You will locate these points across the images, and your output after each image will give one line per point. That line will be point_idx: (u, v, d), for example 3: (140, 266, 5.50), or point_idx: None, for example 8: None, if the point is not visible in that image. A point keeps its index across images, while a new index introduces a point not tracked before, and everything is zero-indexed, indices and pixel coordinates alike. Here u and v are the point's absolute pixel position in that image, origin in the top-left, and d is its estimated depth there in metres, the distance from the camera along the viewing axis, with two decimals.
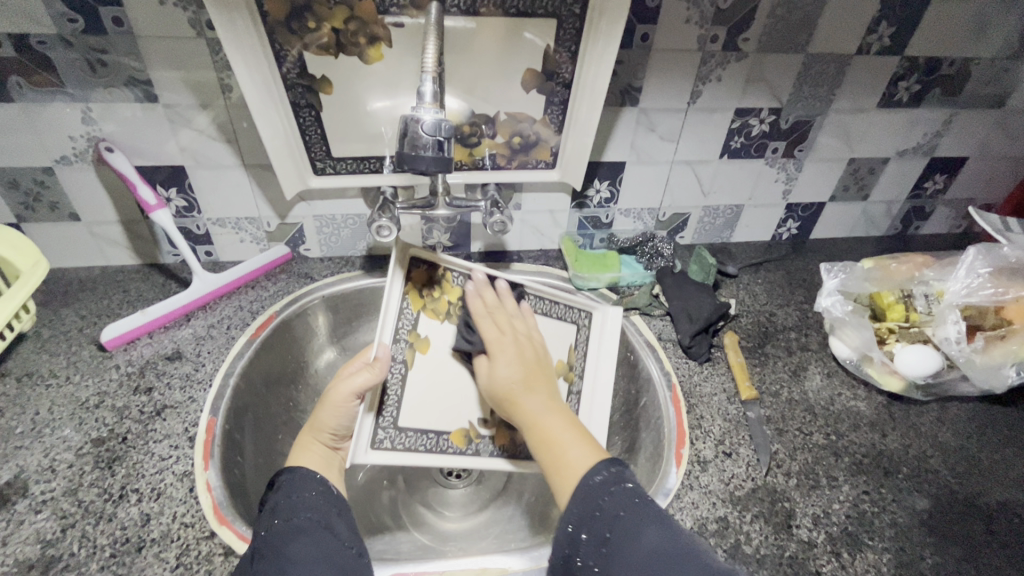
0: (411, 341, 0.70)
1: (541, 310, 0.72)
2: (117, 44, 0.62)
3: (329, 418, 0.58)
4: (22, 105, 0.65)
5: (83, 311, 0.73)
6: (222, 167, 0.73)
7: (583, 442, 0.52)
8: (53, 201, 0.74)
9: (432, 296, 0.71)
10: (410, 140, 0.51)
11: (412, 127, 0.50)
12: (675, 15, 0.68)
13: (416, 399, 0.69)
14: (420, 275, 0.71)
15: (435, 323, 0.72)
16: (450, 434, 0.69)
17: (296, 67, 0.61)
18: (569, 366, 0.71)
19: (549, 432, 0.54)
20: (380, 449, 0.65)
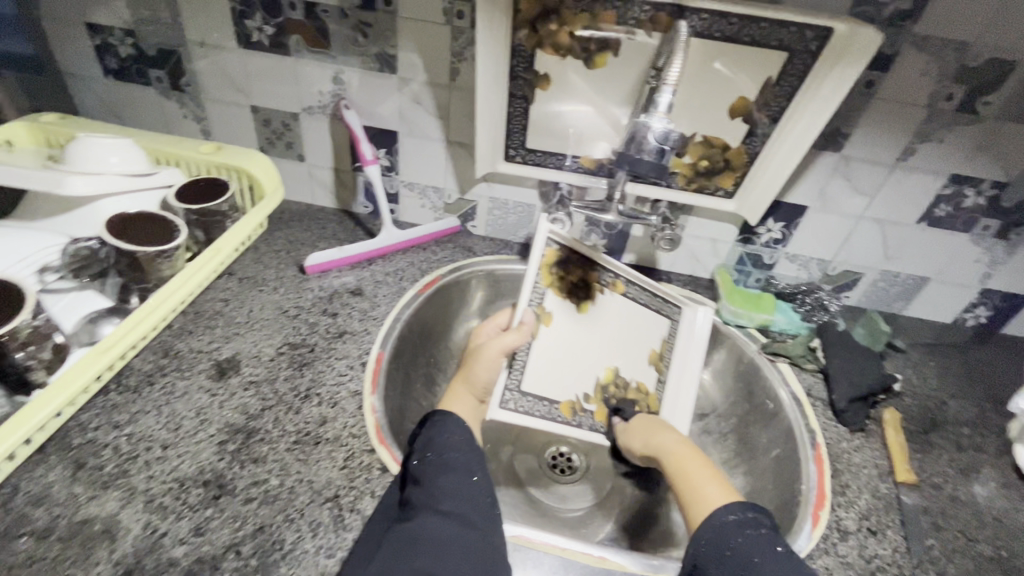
0: (537, 312, 0.73)
1: (645, 302, 0.75)
2: (381, 20, 0.72)
3: (482, 373, 0.62)
4: (294, 59, 0.78)
5: (290, 236, 0.86)
6: (428, 139, 0.82)
7: (715, 481, 0.52)
8: (290, 141, 0.87)
9: (560, 276, 0.75)
10: (636, 144, 0.55)
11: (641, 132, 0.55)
12: (913, 66, 0.64)
13: (538, 368, 0.72)
14: (555, 254, 0.74)
15: (560, 299, 0.75)
16: (562, 406, 0.72)
17: (524, 62, 0.67)
18: (661, 358, 0.74)
19: (688, 473, 0.55)
20: (505, 408, 0.69)
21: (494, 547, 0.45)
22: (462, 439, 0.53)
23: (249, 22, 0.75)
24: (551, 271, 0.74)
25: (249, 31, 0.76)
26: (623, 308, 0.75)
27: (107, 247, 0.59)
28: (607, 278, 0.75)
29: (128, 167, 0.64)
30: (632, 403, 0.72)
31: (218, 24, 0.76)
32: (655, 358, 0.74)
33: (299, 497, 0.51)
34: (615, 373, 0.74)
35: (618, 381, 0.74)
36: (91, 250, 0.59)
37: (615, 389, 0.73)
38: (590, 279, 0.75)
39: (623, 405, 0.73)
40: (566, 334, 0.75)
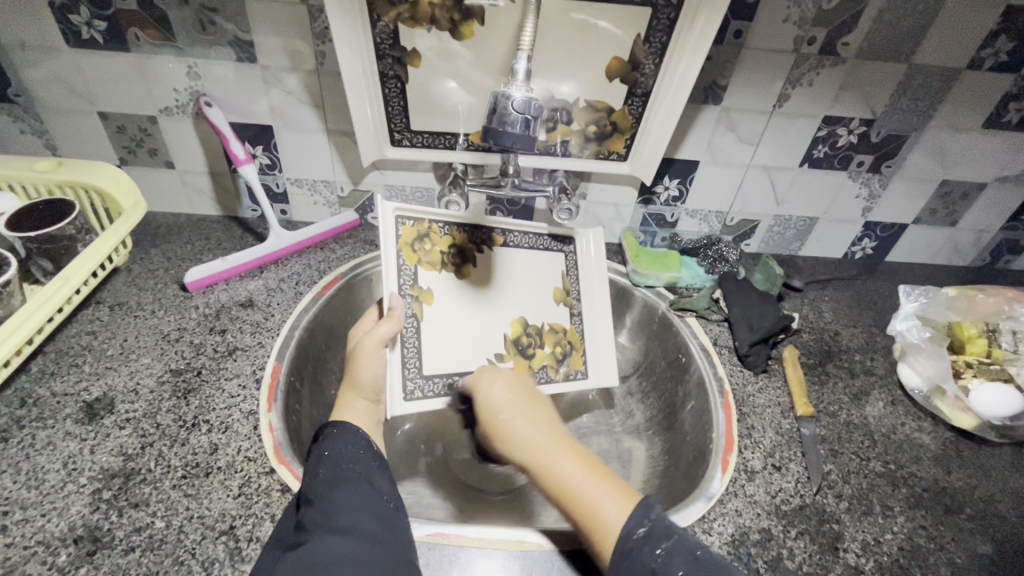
0: (414, 293, 0.66)
1: (529, 244, 0.74)
2: (227, 4, 0.66)
3: (364, 372, 0.59)
4: (137, 56, 0.70)
5: (169, 253, 0.78)
6: (306, 130, 0.77)
7: (608, 486, 0.50)
8: (153, 147, 0.79)
9: (427, 250, 0.68)
10: (499, 115, 0.53)
11: (503, 102, 0.53)
12: (774, 13, 0.65)
13: (434, 347, 0.67)
14: (413, 231, 0.67)
15: (436, 273, 0.69)
16: (473, 376, 0.68)
17: (389, 38, 0.63)
18: (566, 291, 0.76)
19: (562, 475, 0.52)
20: (415, 398, 0.64)
21: (399, 556, 0.44)
22: (360, 449, 0.51)
23: (73, 17, 0.66)
24: (413, 248, 0.67)
25: (76, 27, 0.67)
26: (506, 258, 0.73)
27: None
28: (481, 235, 0.71)
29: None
30: (552, 344, 0.73)
31: (36, 22, 0.67)
32: (562, 294, 0.75)
33: (189, 537, 0.47)
34: (522, 324, 0.72)
35: (529, 330, 0.72)
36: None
37: (527, 338, 0.72)
38: (460, 241, 0.71)
39: (538, 348, 0.72)
40: (452, 306, 0.69)
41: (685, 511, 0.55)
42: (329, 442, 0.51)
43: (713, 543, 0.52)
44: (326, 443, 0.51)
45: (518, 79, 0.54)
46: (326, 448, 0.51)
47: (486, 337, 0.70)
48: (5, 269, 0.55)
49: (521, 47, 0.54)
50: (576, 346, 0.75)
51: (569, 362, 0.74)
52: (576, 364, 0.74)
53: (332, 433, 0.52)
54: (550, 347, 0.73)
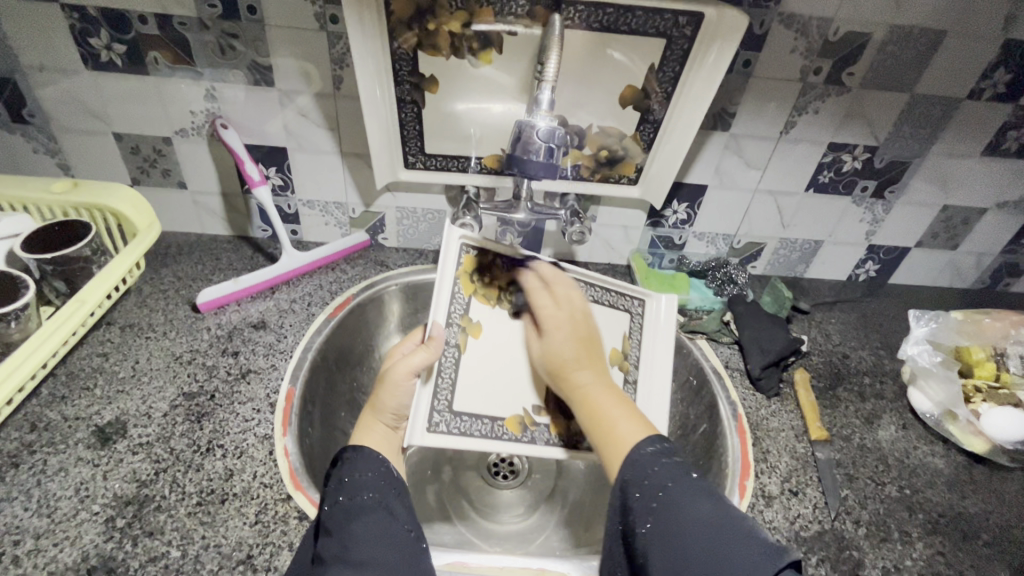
0: (463, 325, 0.68)
1: (592, 297, 0.72)
2: (247, 29, 0.67)
3: (390, 399, 0.58)
4: (155, 78, 0.71)
5: (179, 272, 0.78)
6: (321, 152, 0.77)
7: (633, 420, 0.54)
8: (166, 168, 0.79)
9: (484, 282, 0.70)
10: (523, 143, 0.55)
11: (527, 132, 0.55)
12: (782, 44, 0.67)
13: (470, 384, 0.67)
14: (474, 261, 0.69)
15: (486, 306, 0.70)
16: (505, 423, 0.67)
17: (408, 65, 0.64)
18: (624, 356, 0.71)
19: (601, 409, 0.56)
20: (437, 432, 0.64)
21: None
22: (380, 476, 0.51)
23: (93, 41, 0.67)
24: (469, 277, 0.69)
25: (95, 51, 0.68)
26: None
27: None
28: (542, 279, 0.70)
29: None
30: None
31: (57, 46, 0.68)
32: (619, 356, 0.70)
33: (206, 567, 0.46)
34: None
35: None
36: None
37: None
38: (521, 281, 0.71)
39: None
40: (501, 344, 0.70)
41: None
42: (348, 469, 0.51)
43: None
44: (346, 470, 0.51)
45: (541, 109, 0.56)
46: (346, 476, 0.50)
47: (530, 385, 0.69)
48: (25, 291, 0.55)
49: (544, 79, 0.56)
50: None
51: None
52: None
53: (349, 460, 0.51)
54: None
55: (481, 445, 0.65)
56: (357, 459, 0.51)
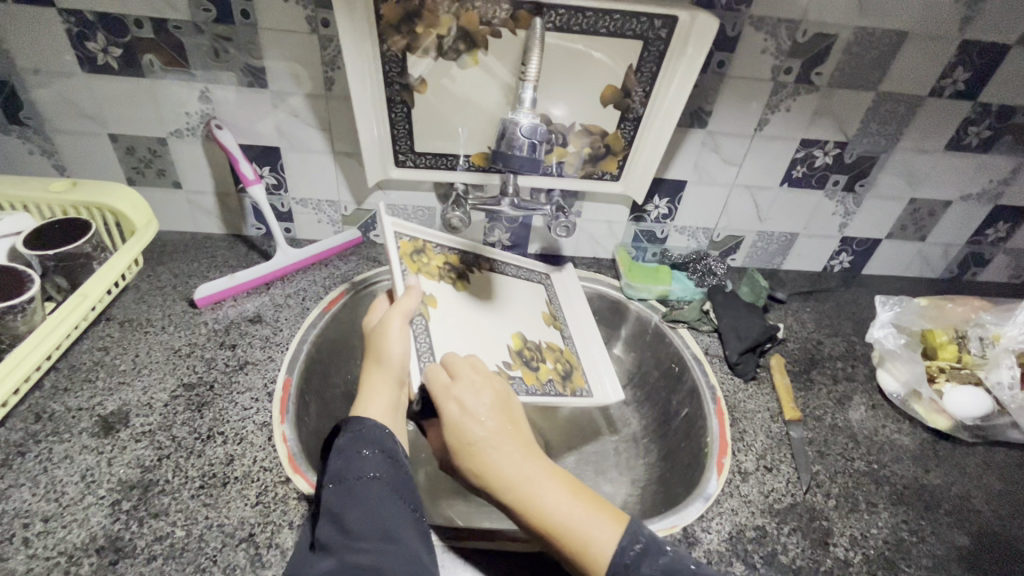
0: (419, 299, 0.70)
1: (517, 274, 0.83)
2: (241, 33, 0.69)
3: (397, 353, 0.60)
4: (150, 81, 0.73)
5: (176, 270, 0.80)
6: (313, 152, 0.80)
7: (593, 510, 0.49)
8: (161, 168, 0.81)
9: (426, 263, 0.74)
10: (507, 139, 0.58)
11: (511, 129, 0.58)
12: (753, 45, 0.71)
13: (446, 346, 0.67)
14: (411, 245, 0.73)
15: (435, 283, 0.73)
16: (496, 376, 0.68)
17: (397, 66, 0.67)
18: (553, 316, 0.82)
19: (546, 513, 0.49)
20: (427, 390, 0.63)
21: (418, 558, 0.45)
22: (376, 453, 0.50)
23: (89, 44, 0.69)
24: (412, 258, 0.72)
25: (91, 54, 0.70)
26: (497, 283, 0.80)
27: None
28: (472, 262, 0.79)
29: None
30: (552, 361, 0.75)
31: (53, 49, 0.69)
32: (550, 318, 0.81)
33: (210, 544, 0.48)
34: (521, 338, 0.75)
35: (529, 345, 0.75)
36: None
37: (529, 351, 0.74)
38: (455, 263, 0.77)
39: (541, 363, 0.74)
40: (455, 311, 0.73)
41: (684, 511, 0.58)
42: (349, 442, 0.50)
43: (712, 540, 0.55)
44: (351, 442, 0.50)
45: (524, 107, 0.59)
46: (346, 450, 0.50)
47: (494, 343, 0.73)
48: (29, 286, 0.56)
49: (527, 78, 0.59)
50: (574, 365, 0.78)
51: (572, 378, 0.75)
52: (579, 381, 0.75)
53: (353, 432, 0.51)
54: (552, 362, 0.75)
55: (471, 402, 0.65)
56: (360, 435, 0.51)
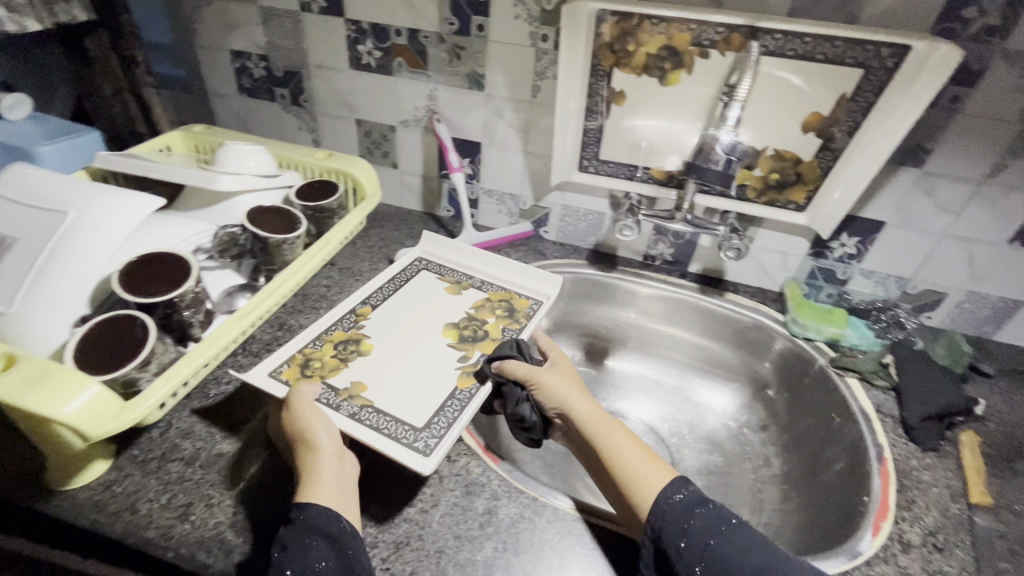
0: (341, 395, 0.61)
1: (393, 288, 0.79)
2: (474, 44, 0.81)
3: (313, 421, 0.54)
4: (395, 78, 0.89)
5: (382, 235, 0.96)
6: (508, 150, 0.90)
7: (651, 461, 0.55)
8: (386, 150, 0.98)
9: (308, 368, 0.64)
10: (705, 152, 0.63)
11: (711, 144, 0.62)
12: (1004, 82, 0.63)
13: (390, 401, 0.61)
14: (293, 369, 0.63)
15: (340, 372, 0.64)
16: (457, 386, 0.64)
17: (603, 80, 0.73)
18: (456, 284, 0.81)
19: (616, 449, 0.56)
20: (435, 449, 0.56)
21: None
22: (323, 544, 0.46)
23: (360, 47, 0.87)
24: (301, 371, 0.63)
25: (360, 55, 0.88)
26: (384, 313, 0.74)
27: (246, 232, 0.69)
28: (351, 321, 0.72)
29: (261, 169, 0.76)
30: (491, 313, 0.76)
31: (336, 49, 0.89)
32: (454, 287, 0.81)
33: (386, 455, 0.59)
34: (453, 328, 0.73)
35: (462, 325, 0.73)
36: (236, 235, 0.69)
37: (467, 329, 0.73)
38: (340, 337, 0.69)
39: (489, 329, 0.73)
40: (368, 370, 0.65)
41: (827, 561, 0.53)
42: (296, 535, 0.46)
43: None
44: (293, 536, 0.46)
45: (728, 124, 0.61)
46: (292, 544, 0.46)
47: (440, 368, 0.66)
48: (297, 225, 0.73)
49: (735, 96, 0.60)
50: (509, 296, 0.79)
51: (517, 305, 0.78)
52: (523, 302, 0.78)
53: (296, 526, 0.47)
54: (493, 315, 0.76)
55: (473, 411, 0.61)
56: (308, 525, 0.47)
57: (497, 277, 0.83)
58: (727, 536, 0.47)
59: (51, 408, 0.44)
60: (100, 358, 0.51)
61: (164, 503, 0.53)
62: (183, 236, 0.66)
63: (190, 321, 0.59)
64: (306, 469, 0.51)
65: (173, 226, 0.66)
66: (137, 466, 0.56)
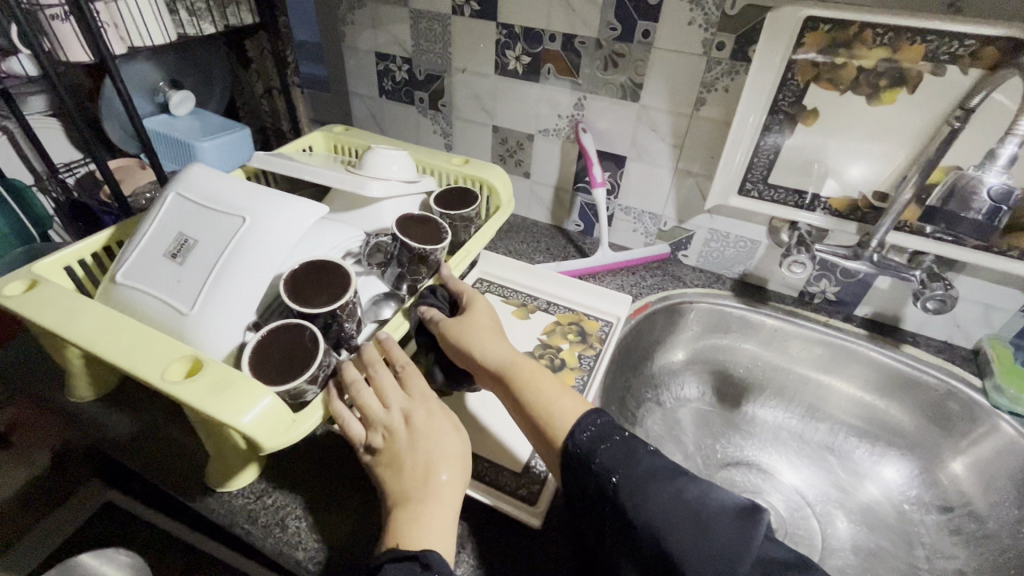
0: None
1: None
2: (635, 51, 0.75)
3: (445, 441, 0.50)
4: (542, 85, 0.85)
5: (509, 247, 0.94)
6: (656, 166, 0.83)
7: (567, 393, 0.52)
8: (520, 159, 0.95)
9: None
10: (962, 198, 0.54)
11: (971, 185, 0.53)
12: None
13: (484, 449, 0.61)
14: None
15: None
16: None
17: (792, 96, 0.64)
18: (524, 307, 0.78)
19: (529, 386, 0.53)
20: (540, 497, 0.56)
21: None
22: None
23: (509, 52, 0.84)
24: None
25: (507, 60, 0.85)
26: None
27: (394, 242, 0.66)
28: None
29: (403, 174, 0.74)
30: (564, 339, 0.73)
31: (482, 53, 0.86)
32: (522, 311, 0.77)
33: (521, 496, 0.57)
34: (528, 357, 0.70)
35: (537, 354, 0.71)
36: (383, 244, 0.67)
37: (542, 358, 0.70)
38: None
39: (561, 354, 0.71)
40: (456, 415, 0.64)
41: None
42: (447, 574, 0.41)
43: None
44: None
45: (997, 165, 0.52)
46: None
47: None
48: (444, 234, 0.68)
49: (1013, 131, 0.51)
50: (579, 318, 0.76)
51: (587, 326, 0.75)
52: (593, 324, 0.75)
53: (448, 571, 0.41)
54: (566, 342, 0.72)
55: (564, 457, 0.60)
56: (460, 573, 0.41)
57: (564, 297, 0.79)
58: (640, 456, 0.45)
59: (231, 415, 0.44)
60: (270, 365, 0.51)
61: (311, 522, 0.53)
62: (339, 241, 0.65)
63: (348, 331, 0.59)
64: (425, 491, 0.47)
65: (327, 232, 0.65)
66: (287, 477, 0.56)
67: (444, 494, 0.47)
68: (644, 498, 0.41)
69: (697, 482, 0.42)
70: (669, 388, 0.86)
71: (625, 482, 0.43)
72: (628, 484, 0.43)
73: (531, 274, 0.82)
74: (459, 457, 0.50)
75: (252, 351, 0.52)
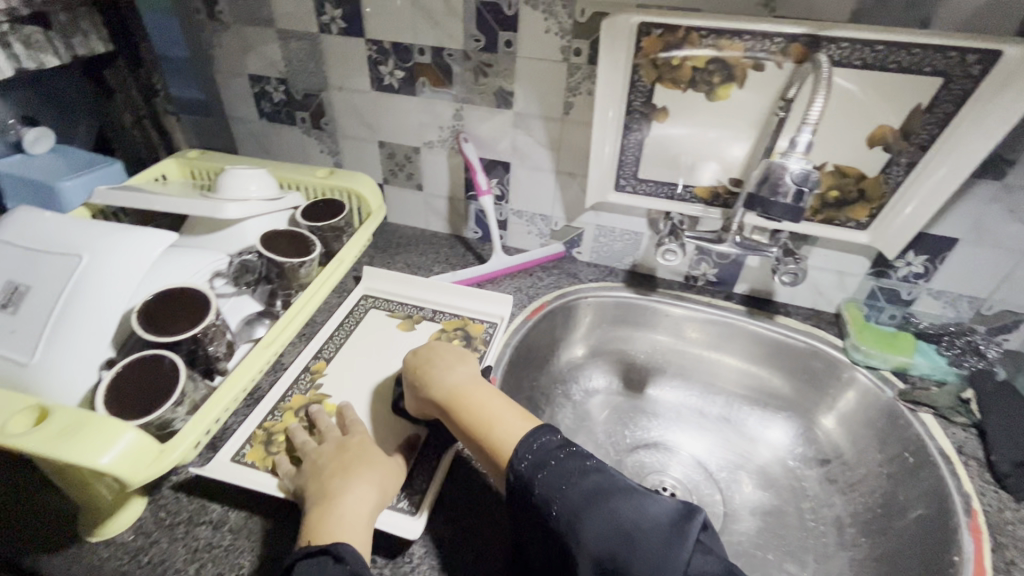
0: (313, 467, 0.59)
1: (342, 337, 0.75)
2: (501, 60, 0.77)
3: (374, 457, 0.54)
4: (419, 98, 0.85)
5: (408, 261, 0.93)
6: (538, 169, 0.85)
7: (521, 415, 0.54)
8: (411, 172, 0.95)
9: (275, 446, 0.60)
10: (772, 184, 0.59)
11: (779, 173, 0.58)
12: None
13: None
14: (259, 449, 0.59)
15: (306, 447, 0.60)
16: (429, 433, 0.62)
17: (643, 96, 0.68)
18: (409, 320, 0.78)
19: (486, 410, 0.54)
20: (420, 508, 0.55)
21: None
22: None
23: (381, 67, 0.84)
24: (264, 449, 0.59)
25: (382, 75, 0.84)
26: (339, 367, 0.70)
27: (261, 259, 0.66)
28: (304, 380, 0.68)
29: (263, 193, 0.72)
30: None
31: (356, 70, 0.85)
32: (407, 325, 0.77)
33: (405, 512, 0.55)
34: None
35: None
36: (250, 263, 0.67)
37: None
38: (298, 403, 0.65)
39: None
40: None
41: None
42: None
43: None
44: None
45: (797, 152, 0.58)
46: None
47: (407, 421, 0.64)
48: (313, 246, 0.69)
49: (807, 120, 0.56)
50: (464, 324, 0.77)
51: (471, 331, 0.76)
52: (477, 327, 0.77)
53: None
54: None
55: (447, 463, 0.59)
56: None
57: (449, 305, 0.80)
58: (575, 477, 0.46)
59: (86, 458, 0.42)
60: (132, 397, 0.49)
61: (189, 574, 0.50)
62: (198, 266, 0.63)
63: (215, 355, 0.57)
64: (338, 492, 0.50)
65: (183, 259, 0.63)
66: (166, 528, 0.53)
67: (360, 493, 0.50)
68: (582, 518, 0.43)
69: (631, 496, 0.44)
70: (576, 382, 0.88)
71: (564, 506, 0.44)
72: (567, 508, 0.44)
73: (416, 286, 0.83)
74: (386, 471, 0.54)
75: (108, 388, 0.49)
